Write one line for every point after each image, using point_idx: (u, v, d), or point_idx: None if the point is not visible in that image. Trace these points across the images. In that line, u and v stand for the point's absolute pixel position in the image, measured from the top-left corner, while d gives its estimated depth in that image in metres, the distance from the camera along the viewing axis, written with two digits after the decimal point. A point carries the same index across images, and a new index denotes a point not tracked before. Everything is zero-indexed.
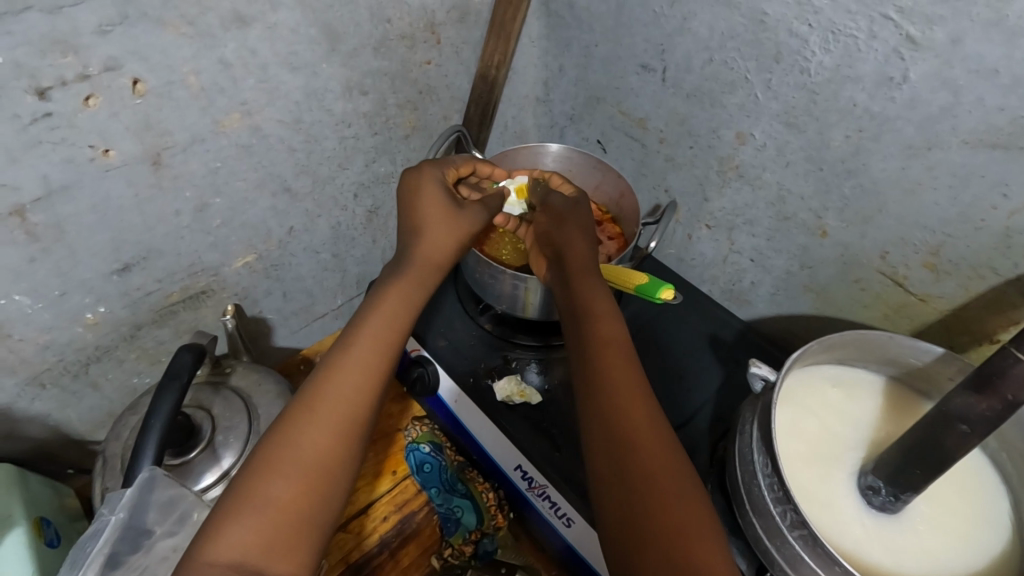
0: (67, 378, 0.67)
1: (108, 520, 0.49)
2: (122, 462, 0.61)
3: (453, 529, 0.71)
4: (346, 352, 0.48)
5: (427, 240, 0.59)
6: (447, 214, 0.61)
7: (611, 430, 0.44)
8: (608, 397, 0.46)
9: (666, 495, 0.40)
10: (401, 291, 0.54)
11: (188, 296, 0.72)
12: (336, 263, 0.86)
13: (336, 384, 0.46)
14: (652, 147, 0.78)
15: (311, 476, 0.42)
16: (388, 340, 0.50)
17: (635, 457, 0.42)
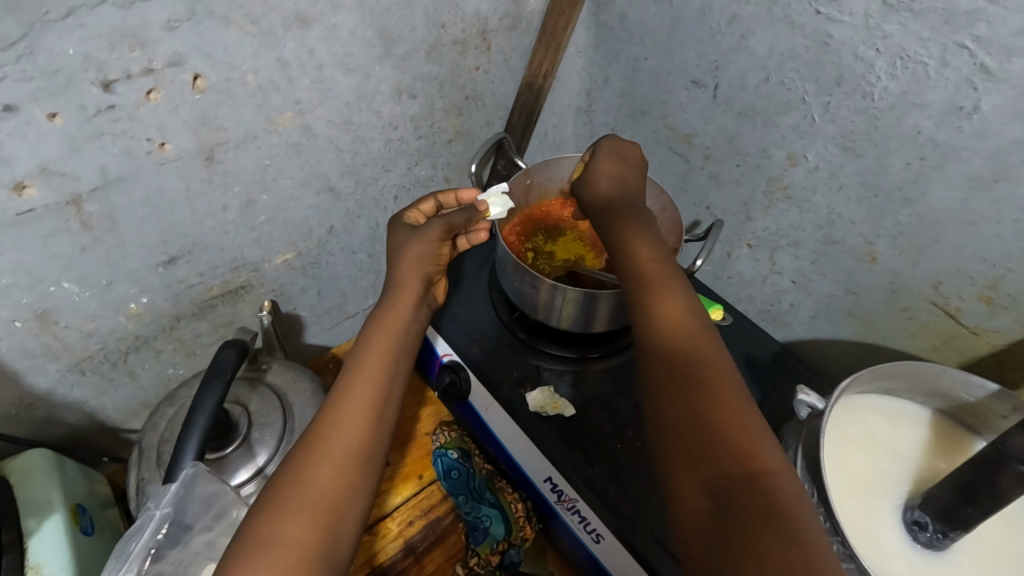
0: (106, 366, 0.67)
1: (153, 515, 0.50)
2: (159, 454, 0.61)
3: (480, 539, 0.70)
4: (350, 387, 0.49)
5: (411, 265, 0.60)
6: (414, 237, 0.61)
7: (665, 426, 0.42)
8: (652, 371, 0.45)
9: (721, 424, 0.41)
10: (393, 322, 0.55)
11: (228, 290, 0.72)
12: (371, 264, 0.86)
13: (341, 415, 0.47)
14: (697, 164, 0.77)
15: (320, 512, 0.42)
16: (390, 375, 0.51)
17: (680, 416, 0.42)
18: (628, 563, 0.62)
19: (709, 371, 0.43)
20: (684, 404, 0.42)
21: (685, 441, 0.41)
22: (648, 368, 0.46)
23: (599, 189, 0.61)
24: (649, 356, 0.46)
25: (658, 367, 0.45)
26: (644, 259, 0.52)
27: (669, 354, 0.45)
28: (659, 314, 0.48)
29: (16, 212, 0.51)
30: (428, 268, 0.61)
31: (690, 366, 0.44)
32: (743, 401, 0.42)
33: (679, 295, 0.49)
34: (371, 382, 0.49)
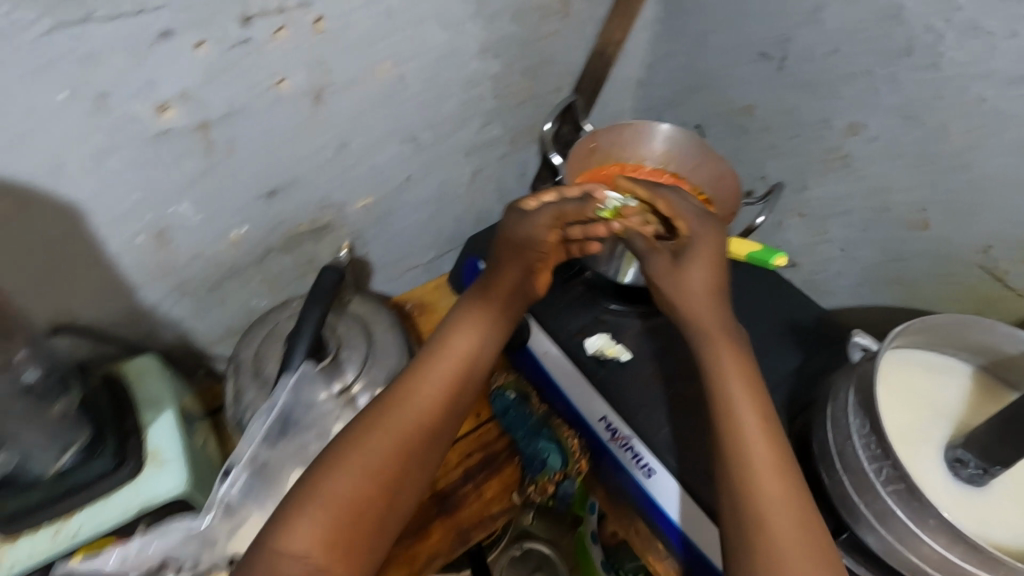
0: (203, 290, 0.73)
1: (274, 401, 0.61)
2: (255, 367, 0.68)
3: (539, 469, 0.76)
4: (395, 404, 0.55)
5: (507, 278, 0.65)
6: (526, 228, 0.64)
7: (746, 520, 0.49)
8: (738, 456, 0.52)
9: (769, 541, 0.48)
10: (456, 351, 0.59)
11: (313, 228, 0.77)
12: (437, 218, 0.91)
13: (388, 417, 0.54)
14: (754, 135, 0.82)
15: (357, 505, 0.50)
16: (444, 401, 0.56)
17: (746, 510, 0.49)
18: (676, 496, 0.68)
19: (755, 444, 0.52)
20: (737, 495, 0.50)
21: (735, 505, 0.50)
22: (721, 423, 0.54)
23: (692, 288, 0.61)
24: (724, 424, 0.54)
25: (739, 463, 0.51)
26: (717, 352, 0.58)
27: (738, 420, 0.53)
28: (729, 380, 0.56)
29: (156, 131, 0.57)
30: (533, 256, 0.65)
31: (744, 463, 0.51)
32: (796, 505, 0.49)
33: (733, 360, 0.57)
34: (424, 402, 0.55)
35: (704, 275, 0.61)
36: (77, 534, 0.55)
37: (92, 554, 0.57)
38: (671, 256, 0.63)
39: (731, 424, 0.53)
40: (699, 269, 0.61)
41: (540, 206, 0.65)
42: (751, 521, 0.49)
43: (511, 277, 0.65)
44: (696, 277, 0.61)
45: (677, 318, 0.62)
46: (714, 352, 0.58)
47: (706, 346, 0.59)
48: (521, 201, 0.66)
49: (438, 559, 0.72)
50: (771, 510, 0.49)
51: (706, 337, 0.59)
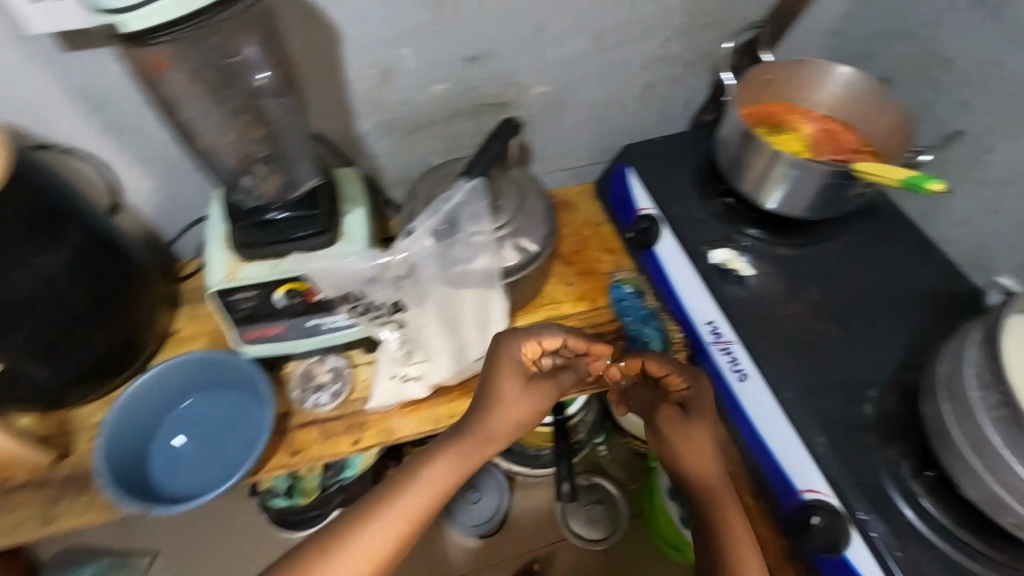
0: (399, 134, 0.89)
1: (455, 190, 0.71)
2: (427, 198, 0.81)
3: (638, 350, 0.84)
4: (397, 482, 0.58)
5: (506, 422, 0.63)
6: (508, 350, 0.64)
7: None
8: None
9: None
10: (482, 434, 0.62)
11: (495, 103, 0.89)
12: (599, 126, 0.99)
13: (432, 466, 0.59)
14: (946, 91, 0.79)
15: (387, 546, 0.54)
16: (467, 470, 0.60)
17: None
18: (761, 402, 0.72)
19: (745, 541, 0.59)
20: None
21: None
22: (717, 516, 0.60)
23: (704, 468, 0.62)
24: (714, 516, 0.60)
25: None
26: (704, 472, 0.62)
27: (717, 500, 0.61)
28: (707, 475, 0.62)
29: None
30: (524, 420, 0.64)
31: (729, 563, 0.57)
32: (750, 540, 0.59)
33: (705, 445, 0.63)
34: (440, 483, 0.58)
35: (676, 380, 0.66)
36: (286, 271, 0.71)
37: (292, 291, 0.72)
38: (677, 410, 0.65)
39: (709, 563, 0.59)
40: (694, 445, 0.63)
41: (528, 337, 0.65)
42: None
43: (496, 440, 0.63)
44: (699, 440, 0.63)
45: (688, 489, 0.64)
46: (721, 516, 0.60)
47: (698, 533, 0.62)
48: (519, 338, 0.65)
49: None
50: None
51: (698, 491, 0.62)
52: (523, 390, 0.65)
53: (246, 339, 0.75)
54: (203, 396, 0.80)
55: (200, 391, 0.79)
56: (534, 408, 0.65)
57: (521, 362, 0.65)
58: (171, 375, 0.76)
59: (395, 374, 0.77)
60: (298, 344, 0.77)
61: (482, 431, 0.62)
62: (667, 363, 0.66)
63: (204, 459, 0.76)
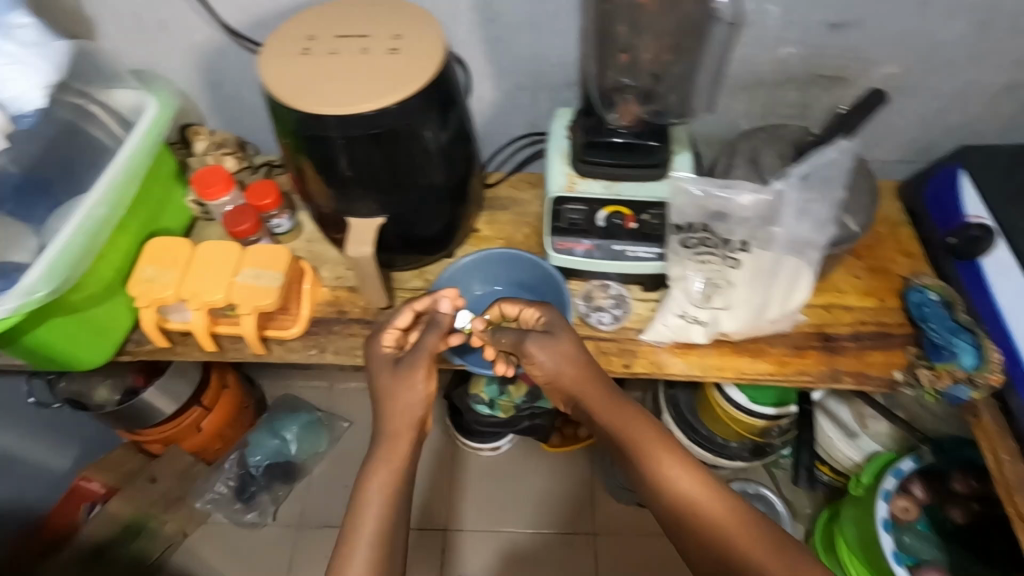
0: (724, 90, 0.90)
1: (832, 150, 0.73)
2: (750, 155, 0.82)
3: (944, 358, 0.77)
4: (370, 471, 0.66)
5: (402, 414, 0.69)
6: (373, 346, 0.75)
7: None
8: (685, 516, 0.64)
9: None
10: (410, 415, 0.69)
11: (832, 77, 0.87)
12: (929, 122, 0.92)
13: (402, 384, 0.70)
14: None
15: (377, 538, 0.62)
16: (400, 438, 0.68)
17: None
18: None
19: (738, 540, 0.62)
20: None
21: None
22: (647, 470, 0.66)
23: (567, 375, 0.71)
24: (688, 510, 0.64)
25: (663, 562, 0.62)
26: (618, 422, 0.69)
27: (674, 483, 0.65)
28: (663, 473, 0.66)
29: None
30: (418, 409, 0.70)
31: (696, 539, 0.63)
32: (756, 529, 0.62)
33: (632, 410, 0.69)
34: (400, 451, 0.67)
35: (572, 350, 0.71)
36: (619, 194, 0.77)
37: (616, 214, 0.79)
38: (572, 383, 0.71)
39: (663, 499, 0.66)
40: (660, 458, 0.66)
41: (403, 362, 0.71)
42: None
43: (404, 428, 0.68)
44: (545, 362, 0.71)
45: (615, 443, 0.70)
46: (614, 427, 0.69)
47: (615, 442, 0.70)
48: (378, 340, 0.75)
49: (807, 376, 0.81)
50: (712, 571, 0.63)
51: (605, 409, 0.69)
52: (423, 396, 0.70)
53: (558, 247, 0.82)
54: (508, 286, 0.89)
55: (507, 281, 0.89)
56: (416, 393, 0.70)
57: (389, 345, 0.75)
58: (488, 260, 0.87)
59: (684, 315, 0.79)
60: (599, 264, 0.82)
61: (391, 431, 0.68)
62: (567, 343, 0.71)
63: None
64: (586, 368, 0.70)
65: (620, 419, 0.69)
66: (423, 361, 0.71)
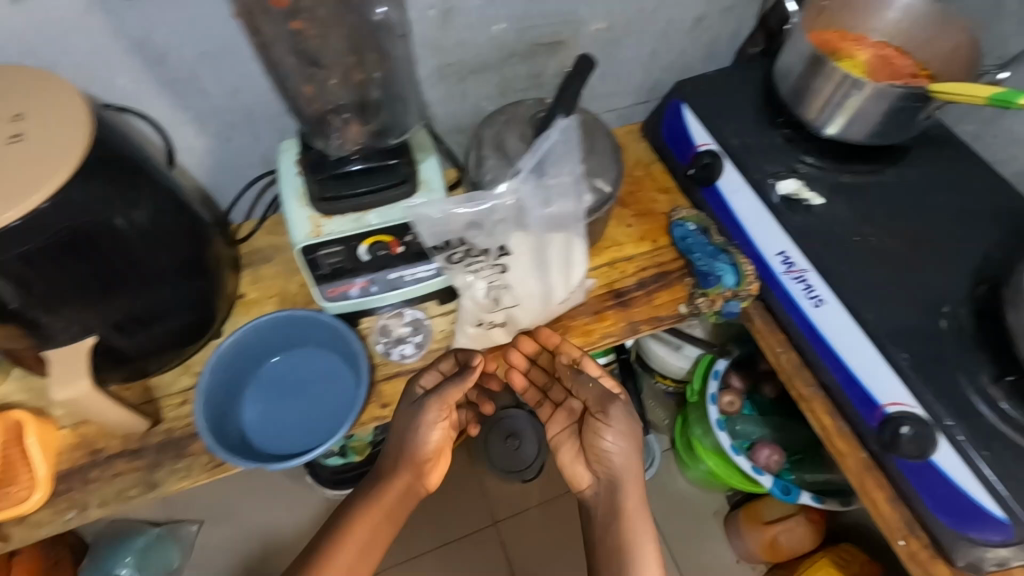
0: (456, 77, 0.86)
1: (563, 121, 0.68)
2: (492, 142, 0.80)
3: (712, 283, 0.83)
4: (381, 491, 0.76)
5: (398, 484, 0.77)
6: (410, 439, 0.75)
7: (625, 516, 0.71)
8: (627, 543, 0.70)
9: (628, 532, 0.70)
10: (383, 500, 0.76)
11: (550, 42, 0.87)
12: (649, 61, 0.97)
13: (390, 478, 0.77)
14: (1007, 8, 0.80)
15: None
16: (387, 503, 0.76)
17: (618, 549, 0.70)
18: (840, 325, 0.75)
19: (642, 544, 0.70)
20: (610, 529, 0.72)
21: (613, 532, 0.71)
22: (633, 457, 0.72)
23: (625, 456, 0.72)
24: (621, 520, 0.71)
25: (624, 534, 0.70)
26: (627, 439, 0.72)
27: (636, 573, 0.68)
28: (625, 508, 0.71)
29: None
30: (426, 451, 0.76)
31: (624, 520, 0.71)
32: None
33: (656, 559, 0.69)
34: (366, 522, 0.75)
35: (639, 484, 0.72)
36: (371, 225, 0.70)
37: (378, 244, 0.72)
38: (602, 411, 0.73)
39: (633, 505, 0.71)
40: (616, 435, 0.72)
41: (427, 420, 0.73)
42: (609, 529, 0.72)
43: (397, 474, 0.77)
44: (613, 450, 0.72)
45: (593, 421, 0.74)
46: (628, 468, 0.72)
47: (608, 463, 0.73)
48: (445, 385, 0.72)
49: (611, 338, 0.84)
50: (646, 532, 0.71)
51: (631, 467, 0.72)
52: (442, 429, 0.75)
53: (332, 294, 0.74)
54: (283, 356, 0.79)
55: (280, 350, 0.79)
56: (439, 432, 0.75)
57: (421, 394, 0.74)
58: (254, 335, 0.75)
59: (481, 322, 0.76)
60: (381, 296, 0.77)
61: (394, 478, 0.77)
62: (629, 444, 0.72)
63: (275, 422, 0.76)
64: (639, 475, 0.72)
65: (628, 457, 0.71)
66: (446, 411, 0.74)
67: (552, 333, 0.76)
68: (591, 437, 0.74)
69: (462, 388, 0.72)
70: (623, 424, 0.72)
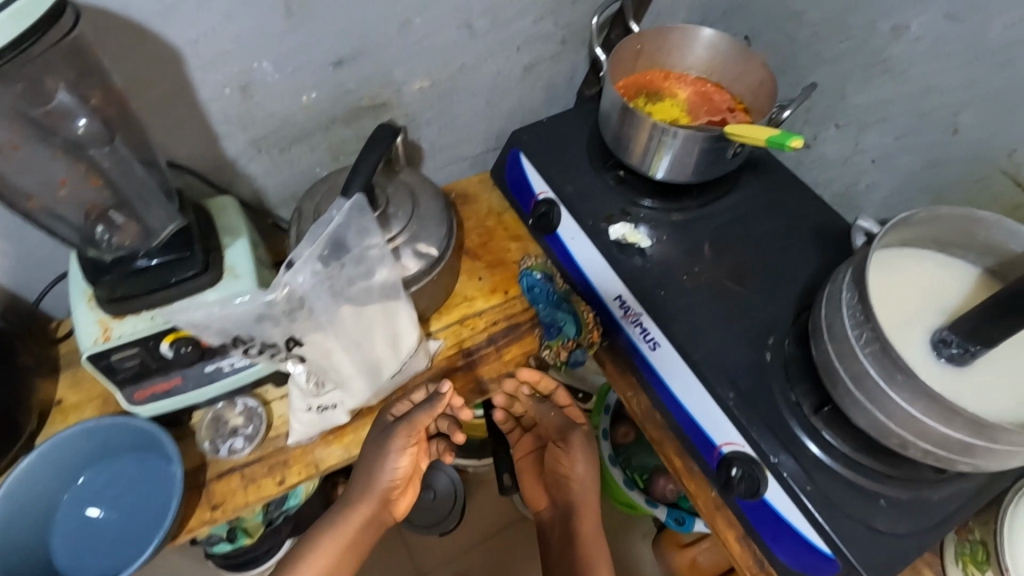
0: (277, 149, 0.83)
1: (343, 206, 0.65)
2: (313, 216, 0.78)
3: (554, 335, 0.83)
4: (340, 520, 0.75)
5: (363, 510, 0.76)
6: (373, 465, 0.75)
7: (578, 513, 0.80)
8: (586, 540, 0.79)
9: (582, 526, 0.80)
10: (345, 534, 0.74)
11: (374, 105, 0.86)
12: (487, 111, 0.97)
13: (357, 504, 0.76)
14: (801, 43, 0.84)
15: None
16: (353, 542, 0.75)
17: (585, 547, 0.78)
18: (675, 367, 0.75)
19: (592, 530, 0.79)
20: (574, 524, 0.80)
21: (578, 528, 0.80)
22: (591, 466, 0.80)
23: (590, 463, 0.80)
24: (580, 520, 0.80)
25: (583, 526, 0.79)
26: (589, 458, 0.80)
27: (589, 558, 0.77)
28: (583, 522, 0.80)
29: None
30: (386, 481, 0.77)
31: (583, 530, 0.79)
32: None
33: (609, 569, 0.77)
34: (324, 557, 0.72)
35: (590, 492, 0.81)
36: (168, 321, 0.65)
37: (181, 340, 0.67)
38: (575, 429, 0.81)
39: (583, 500, 0.81)
40: (586, 456, 0.80)
41: (393, 445, 0.74)
42: (573, 528, 0.80)
43: (364, 503, 0.76)
44: (579, 467, 0.81)
45: (564, 443, 0.82)
46: (585, 492, 0.81)
47: (577, 491, 0.81)
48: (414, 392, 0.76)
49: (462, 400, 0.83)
50: (594, 527, 0.79)
51: (589, 487, 0.81)
52: (405, 458, 0.77)
53: (142, 395, 0.70)
54: (91, 474, 0.74)
55: (86, 468, 0.73)
56: (399, 458, 0.76)
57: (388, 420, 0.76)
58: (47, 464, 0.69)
59: (309, 407, 0.73)
60: (200, 393, 0.72)
61: (359, 507, 0.76)
62: (592, 457, 0.80)
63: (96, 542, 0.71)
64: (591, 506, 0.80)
65: (583, 465, 0.80)
66: (408, 438, 0.75)
67: (532, 372, 0.79)
68: (557, 446, 0.84)
69: (429, 414, 0.72)
70: (586, 445, 0.80)
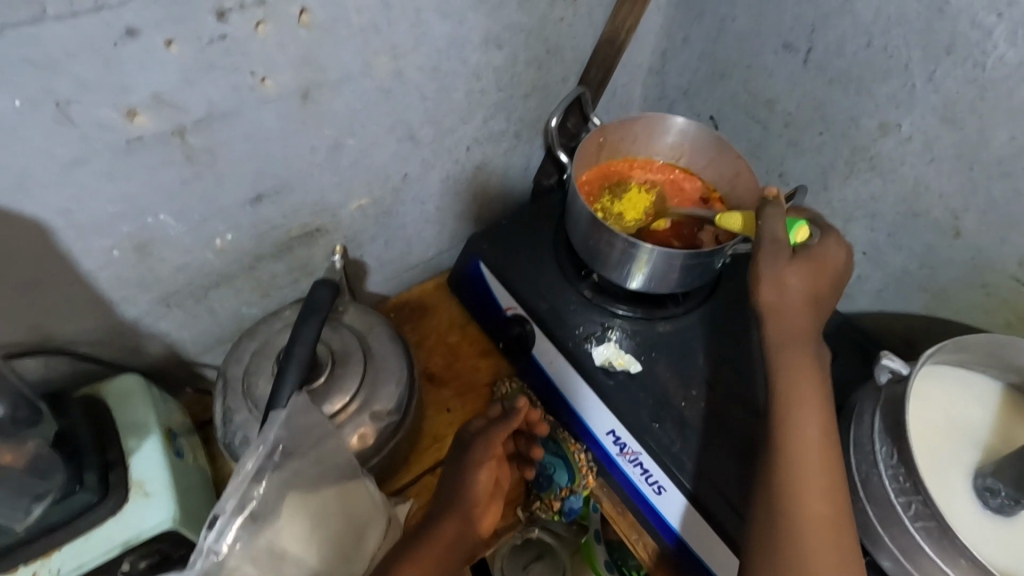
0: (189, 301, 0.69)
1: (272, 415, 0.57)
2: (244, 386, 0.64)
3: (546, 485, 0.77)
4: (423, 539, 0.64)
5: (450, 528, 0.65)
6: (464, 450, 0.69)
7: (796, 363, 0.55)
8: (788, 454, 0.52)
9: (787, 408, 0.53)
10: (438, 538, 0.64)
11: (305, 233, 0.72)
12: (438, 217, 0.85)
13: (440, 520, 0.66)
14: (774, 130, 0.77)
15: None
16: (440, 550, 0.64)
17: (803, 440, 0.52)
18: (689, 518, 0.66)
19: (807, 467, 0.51)
20: (787, 433, 0.52)
21: (787, 412, 0.53)
22: (781, 331, 0.56)
23: (790, 293, 0.56)
24: (786, 412, 0.53)
25: (784, 457, 0.51)
26: (790, 292, 0.56)
27: (800, 501, 0.50)
28: (795, 406, 0.53)
29: (127, 140, 0.51)
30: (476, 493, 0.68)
31: (789, 398, 0.54)
32: (842, 537, 0.49)
33: (830, 534, 0.49)
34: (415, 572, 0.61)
35: (790, 321, 0.56)
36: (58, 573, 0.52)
37: None
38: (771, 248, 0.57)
39: (796, 354, 0.55)
40: (797, 264, 0.56)
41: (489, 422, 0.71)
42: (780, 404, 0.54)
43: (449, 521, 0.65)
44: (790, 276, 0.56)
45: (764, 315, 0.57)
46: (797, 317, 0.56)
47: (779, 328, 0.56)
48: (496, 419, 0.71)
49: None
50: (821, 440, 0.52)
51: (794, 333, 0.56)
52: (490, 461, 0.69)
53: None
54: None
55: None
56: (489, 448, 0.69)
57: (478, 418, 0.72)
58: None
59: None
60: None
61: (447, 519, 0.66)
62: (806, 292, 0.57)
63: None
64: (801, 298, 0.57)
65: (789, 279, 0.56)
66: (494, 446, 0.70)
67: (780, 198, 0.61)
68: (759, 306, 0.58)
69: (508, 427, 0.70)
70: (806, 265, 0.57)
